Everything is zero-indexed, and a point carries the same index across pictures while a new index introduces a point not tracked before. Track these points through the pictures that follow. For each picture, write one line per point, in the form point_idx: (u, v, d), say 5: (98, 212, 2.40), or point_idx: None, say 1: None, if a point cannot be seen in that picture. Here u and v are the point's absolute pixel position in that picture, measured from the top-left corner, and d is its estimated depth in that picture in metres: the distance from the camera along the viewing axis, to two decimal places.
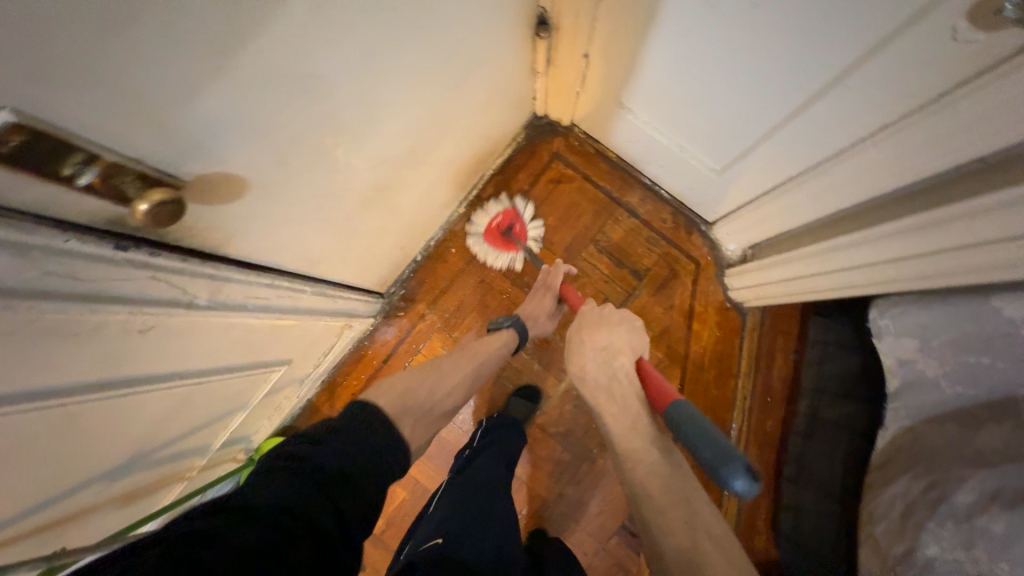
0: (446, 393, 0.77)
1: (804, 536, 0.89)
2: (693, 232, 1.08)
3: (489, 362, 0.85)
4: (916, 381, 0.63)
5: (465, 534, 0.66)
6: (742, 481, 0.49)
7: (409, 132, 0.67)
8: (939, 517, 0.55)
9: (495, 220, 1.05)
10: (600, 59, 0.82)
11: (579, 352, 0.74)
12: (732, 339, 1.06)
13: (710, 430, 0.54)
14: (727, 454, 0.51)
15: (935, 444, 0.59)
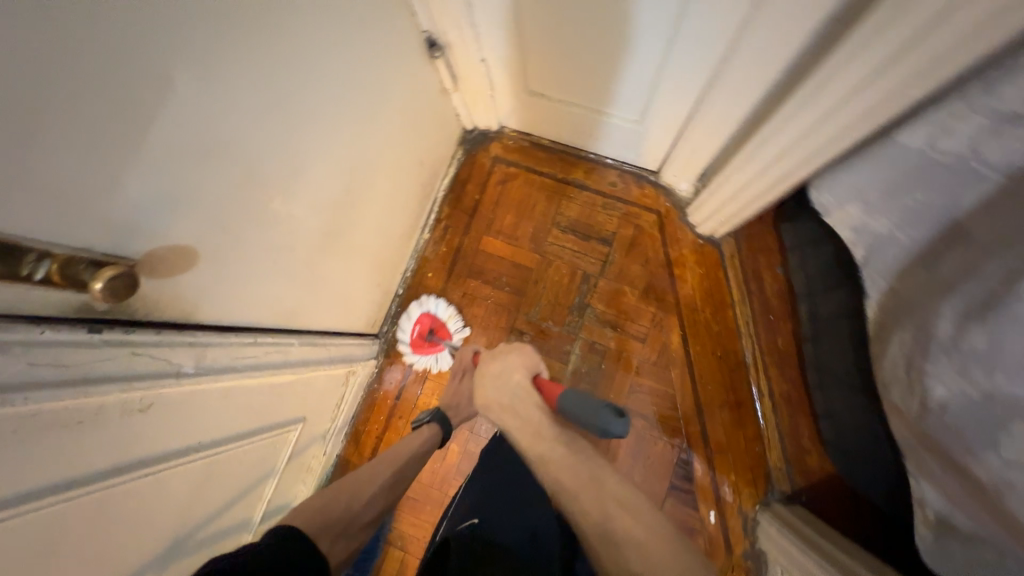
0: (365, 504, 0.74)
1: (848, 438, 0.85)
2: (645, 186, 1.11)
3: (409, 464, 0.82)
4: (875, 241, 0.64)
5: (492, 519, 0.77)
6: (621, 423, 0.71)
7: (340, 173, 0.73)
8: (933, 357, 0.53)
9: (414, 329, 1.07)
10: (496, 59, 0.89)
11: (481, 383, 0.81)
12: (715, 271, 1.07)
13: (587, 405, 0.72)
14: (598, 411, 0.71)
15: (910, 292, 0.59)
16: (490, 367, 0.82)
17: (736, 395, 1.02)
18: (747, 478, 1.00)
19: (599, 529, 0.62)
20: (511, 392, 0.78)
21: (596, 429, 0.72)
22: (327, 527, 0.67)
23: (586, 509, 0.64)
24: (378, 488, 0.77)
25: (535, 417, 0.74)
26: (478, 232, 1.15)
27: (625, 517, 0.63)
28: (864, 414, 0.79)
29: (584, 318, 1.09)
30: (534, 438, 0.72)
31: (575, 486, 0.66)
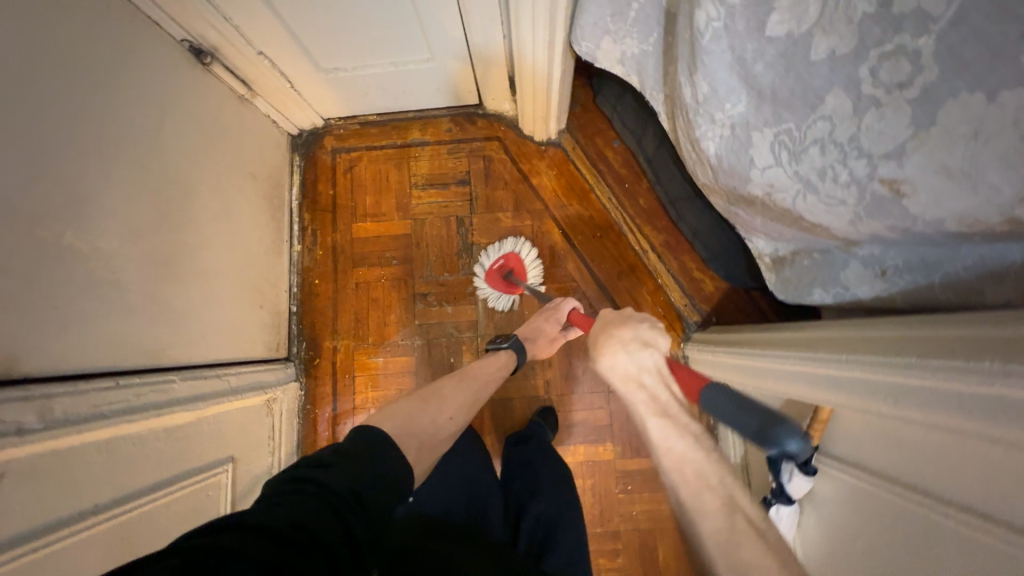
0: (448, 417, 0.70)
1: (711, 244, 0.94)
2: (477, 120, 1.17)
3: (484, 387, 0.79)
4: (637, 61, 0.72)
5: (435, 497, 0.81)
6: (798, 443, 0.47)
7: (145, 195, 0.71)
8: (695, 122, 0.60)
9: (494, 262, 1.09)
10: (274, 49, 0.90)
11: (605, 350, 0.64)
12: (566, 167, 1.15)
13: (745, 400, 0.51)
14: (773, 415, 0.49)
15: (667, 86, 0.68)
16: (626, 340, 0.64)
17: (627, 262, 1.11)
18: (664, 326, 1.09)
19: (722, 539, 0.47)
20: (644, 369, 0.61)
21: (750, 434, 0.50)
22: (410, 437, 0.61)
23: (709, 516, 0.49)
24: (455, 404, 0.72)
25: (664, 395, 0.59)
26: (346, 223, 1.15)
27: (750, 531, 0.48)
28: (711, 215, 0.88)
29: (474, 256, 1.13)
30: (663, 416, 0.57)
31: (693, 482, 0.52)
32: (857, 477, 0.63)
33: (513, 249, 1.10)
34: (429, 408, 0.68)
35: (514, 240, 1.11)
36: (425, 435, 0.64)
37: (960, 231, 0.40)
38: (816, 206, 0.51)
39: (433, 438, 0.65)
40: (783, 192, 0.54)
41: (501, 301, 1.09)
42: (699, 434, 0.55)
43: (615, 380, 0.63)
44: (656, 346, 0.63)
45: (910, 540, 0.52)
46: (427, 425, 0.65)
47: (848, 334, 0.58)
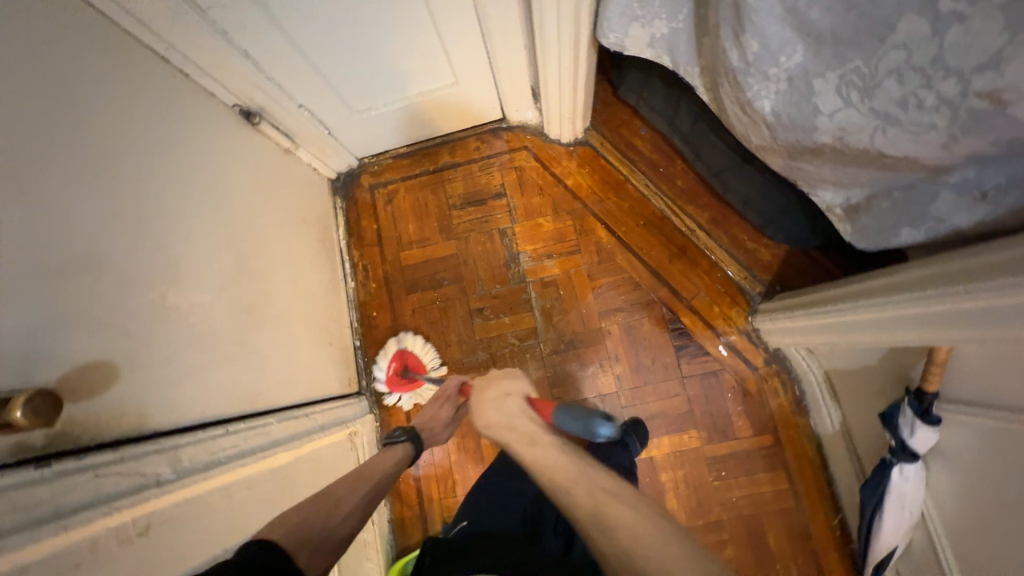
0: (348, 511, 0.56)
1: (767, 209, 0.92)
2: (502, 134, 1.20)
3: (381, 488, 0.65)
4: (669, 40, 0.73)
5: (488, 515, 0.82)
6: (605, 428, 0.65)
7: (223, 251, 0.75)
8: (748, 84, 0.60)
9: (388, 368, 1.09)
10: (310, 99, 0.95)
11: (478, 405, 0.67)
12: (597, 163, 1.16)
13: (576, 408, 0.65)
14: (589, 417, 0.64)
15: (707, 55, 0.68)
16: (504, 388, 0.70)
17: (677, 244, 1.10)
18: (728, 302, 1.07)
19: (590, 512, 0.48)
20: (511, 412, 0.64)
21: (581, 434, 0.65)
22: (302, 539, 0.49)
23: (581, 503, 0.49)
24: (359, 498, 0.59)
25: (528, 424, 0.63)
26: (394, 254, 1.19)
27: (611, 496, 0.49)
28: (764, 178, 0.86)
29: (522, 265, 1.14)
30: (529, 442, 0.59)
31: (565, 480, 0.52)
32: (986, 419, 0.59)
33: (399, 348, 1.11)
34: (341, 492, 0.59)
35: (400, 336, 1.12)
36: (321, 534, 0.51)
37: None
38: (899, 139, 0.50)
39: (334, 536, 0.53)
40: (856, 133, 0.53)
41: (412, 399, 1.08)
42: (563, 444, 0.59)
43: (494, 422, 0.65)
44: (518, 394, 0.68)
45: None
46: (323, 521, 0.53)
47: (947, 267, 0.56)
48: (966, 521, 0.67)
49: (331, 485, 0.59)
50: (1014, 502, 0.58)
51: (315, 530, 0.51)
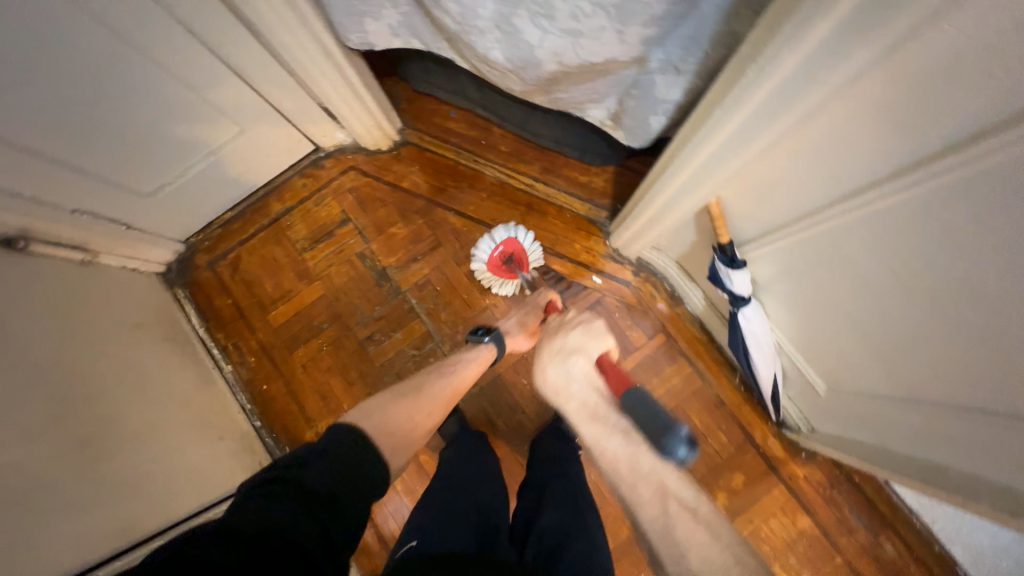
0: (422, 414, 0.74)
1: (571, 142, 1.02)
2: (323, 162, 1.18)
3: (462, 381, 0.84)
4: (407, 23, 0.76)
5: (440, 531, 0.71)
6: (683, 449, 0.57)
7: (31, 391, 0.67)
8: (473, 37, 0.64)
9: (495, 251, 1.06)
10: (86, 200, 0.87)
11: (539, 361, 0.75)
12: (424, 157, 1.18)
13: (658, 409, 0.61)
14: (671, 425, 0.58)
15: (438, 27, 0.71)
16: (569, 346, 0.74)
17: (523, 203, 1.16)
18: (585, 235, 1.14)
19: (659, 526, 0.55)
20: (571, 377, 0.70)
21: (648, 440, 0.60)
22: (383, 433, 0.67)
23: (646, 504, 0.57)
24: (435, 399, 0.78)
25: (591, 399, 0.68)
26: (261, 319, 1.12)
27: (683, 514, 0.55)
28: (551, 118, 0.97)
29: (392, 278, 1.13)
30: (595, 420, 0.65)
31: (629, 475, 0.59)
32: (768, 242, 0.70)
33: (511, 233, 1.08)
34: (424, 401, 0.76)
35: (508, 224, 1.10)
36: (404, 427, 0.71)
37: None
38: (592, 46, 0.57)
39: (410, 437, 0.71)
40: (565, 52, 0.59)
41: (505, 288, 1.08)
42: (627, 432, 0.62)
43: (554, 383, 0.72)
44: (585, 356, 0.73)
45: (835, 239, 0.61)
46: (404, 420, 0.71)
47: (682, 138, 0.65)
48: (803, 329, 0.80)
49: (421, 384, 0.79)
50: (820, 296, 0.71)
51: (395, 426, 0.70)
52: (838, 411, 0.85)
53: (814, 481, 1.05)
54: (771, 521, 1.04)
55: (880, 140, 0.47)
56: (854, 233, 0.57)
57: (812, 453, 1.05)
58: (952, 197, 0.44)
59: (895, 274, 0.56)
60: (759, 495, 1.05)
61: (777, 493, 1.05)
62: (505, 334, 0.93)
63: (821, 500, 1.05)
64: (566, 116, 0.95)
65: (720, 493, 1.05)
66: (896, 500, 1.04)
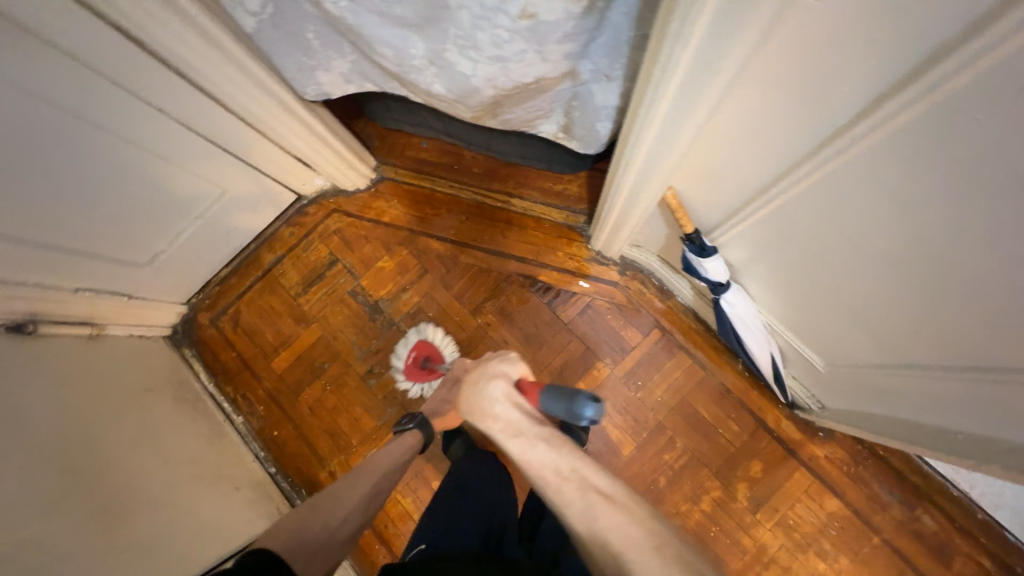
0: (344, 517, 0.68)
1: (535, 156, 1.04)
2: (306, 209, 1.23)
3: (387, 474, 0.79)
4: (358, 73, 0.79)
5: (448, 533, 0.75)
6: (593, 406, 0.68)
7: (45, 466, 0.70)
8: (413, 74, 0.67)
9: (408, 356, 1.08)
10: (86, 277, 0.93)
11: (462, 395, 0.76)
12: (400, 189, 1.22)
13: (561, 389, 0.70)
14: (574, 395, 0.69)
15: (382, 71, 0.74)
16: (490, 372, 0.75)
17: (501, 220, 1.18)
18: (566, 242, 1.15)
19: (582, 515, 0.57)
20: (494, 400, 0.72)
21: (564, 415, 0.70)
22: (298, 548, 0.60)
23: (571, 501, 0.59)
24: (355, 501, 0.71)
25: (513, 417, 0.69)
26: (264, 367, 1.16)
27: (603, 500, 0.57)
28: (510, 136, 1.00)
29: (385, 310, 1.16)
30: (517, 436, 0.66)
31: (552, 480, 0.61)
32: (731, 226, 0.70)
33: (421, 334, 1.10)
34: (344, 499, 0.70)
35: (420, 326, 1.11)
36: (314, 544, 0.62)
37: (586, 8, 0.49)
38: (519, 68, 0.59)
39: (330, 548, 0.63)
40: (498, 76, 0.62)
41: (429, 391, 1.06)
42: (548, 438, 0.65)
43: (479, 407, 0.72)
44: (502, 379, 0.74)
45: (793, 214, 0.60)
46: (320, 528, 0.64)
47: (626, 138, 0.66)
48: (788, 305, 0.79)
49: (333, 488, 0.71)
50: (793, 272, 0.70)
51: (309, 535, 0.62)
52: (840, 384, 0.83)
53: (837, 460, 1.01)
54: (798, 506, 1.00)
55: (796, 115, 0.48)
56: (807, 206, 0.57)
57: (829, 431, 1.02)
58: (887, 155, 0.44)
59: (856, 242, 0.56)
60: (780, 481, 1.02)
61: (798, 477, 1.01)
62: (430, 418, 0.91)
63: (848, 479, 1.01)
64: (523, 133, 0.98)
65: (739, 483, 1.02)
66: (928, 469, 0.99)
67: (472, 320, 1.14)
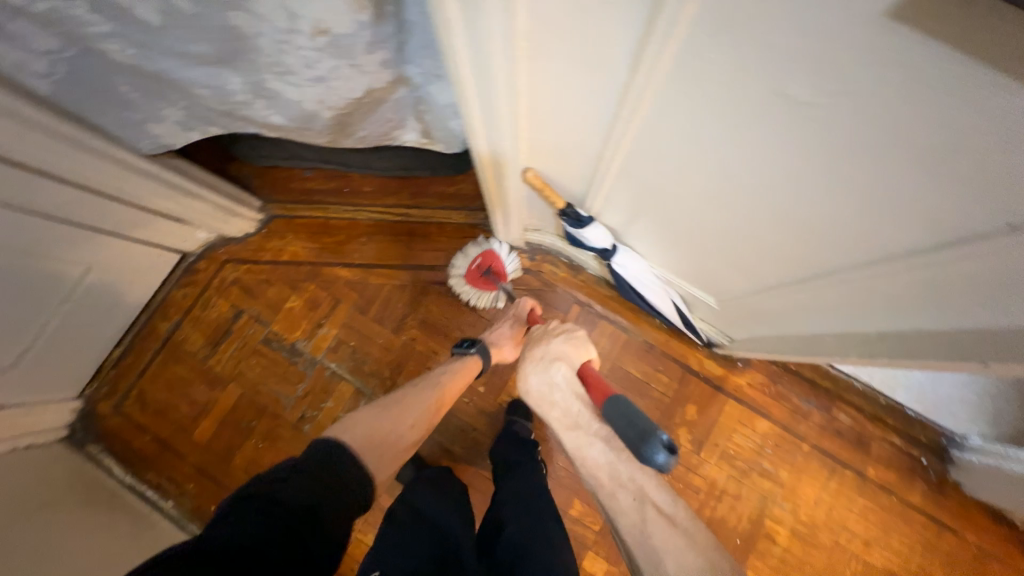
0: (410, 424, 0.76)
1: (418, 165, 1.03)
2: (195, 266, 1.15)
3: (450, 389, 0.85)
4: (196, 123, 0.74)
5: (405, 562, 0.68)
6: (662, 453, 0.58)
7: None
8: (243, 104, 0.64)
9: (473, 262, 1.10)
10: None
11: (521, 369, 0.76)
12: (294, 224, 1.17)
13: (631, 415, 0.62)
14: (650, 430, 0.60)
15: (216, 115, 0.70)
16: (555, 351, 0.76)
17: (404, 233, 1.17)
18: (473, 240, 1.16)
19: (637, 532, 0.58)
20: (554, 385, 0.71)
21: (630, 443, 0.61)
22: (368, 446, 0.68)
23: (625, 512, 0.60)
24: (419, 409, 0.79)
25: (573, 408, 0.69)
26: (186, 442, 1.08)
27: (660, 519, 0.58)
28: (386, 152, 0.98)
29: (305, 351, 1.11)
30: (575, 429, 0.68)
31: (608, 483, 0.62)
32: (595, 196, 0.73)
33: (489, 245, 1.11)
34: (409, 410, 0.78)
35: (483, 239, 1.13)
36: (384, 440, 0.71)
37: (375, 16, 0.49)
38: (343, 82, 0.58)
39: (395, 447, 0.72)
40: (328, 94, 0.61)
41: (490, 298, 1.10)
42: (609, 437, 0.65)
43: (536, 388, 0.73)
44: (566, 362, 0.74)
45: (637, 179, 0.64)
46: (389, 432, 0.72)
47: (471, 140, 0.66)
48: (671, 257, 0.84)
49: (400, 396, 0.79)
50: (661, 225, 0.75)
51: (379, 436, 0.71)
52: (738, 316, 0.89)
53: (758, 384, 1.10)
54: (734, 436, 1.08)
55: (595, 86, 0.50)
56: (642, 162, 0.58)
57: (746, 360, 1.09)
58: (667, 107, 0.45)
59: (688, 191, 0.60)
60: (714, 416, 1.08)
61: (729, 409, 1.09)
62: (490, 346, 0.92)
63: (771, 399, 1.09)
64: (397, 148, 0.97)
65: (680, 429, 1.08)
66: (835, 372, 1.09)
67: (397, 338, 1.13)
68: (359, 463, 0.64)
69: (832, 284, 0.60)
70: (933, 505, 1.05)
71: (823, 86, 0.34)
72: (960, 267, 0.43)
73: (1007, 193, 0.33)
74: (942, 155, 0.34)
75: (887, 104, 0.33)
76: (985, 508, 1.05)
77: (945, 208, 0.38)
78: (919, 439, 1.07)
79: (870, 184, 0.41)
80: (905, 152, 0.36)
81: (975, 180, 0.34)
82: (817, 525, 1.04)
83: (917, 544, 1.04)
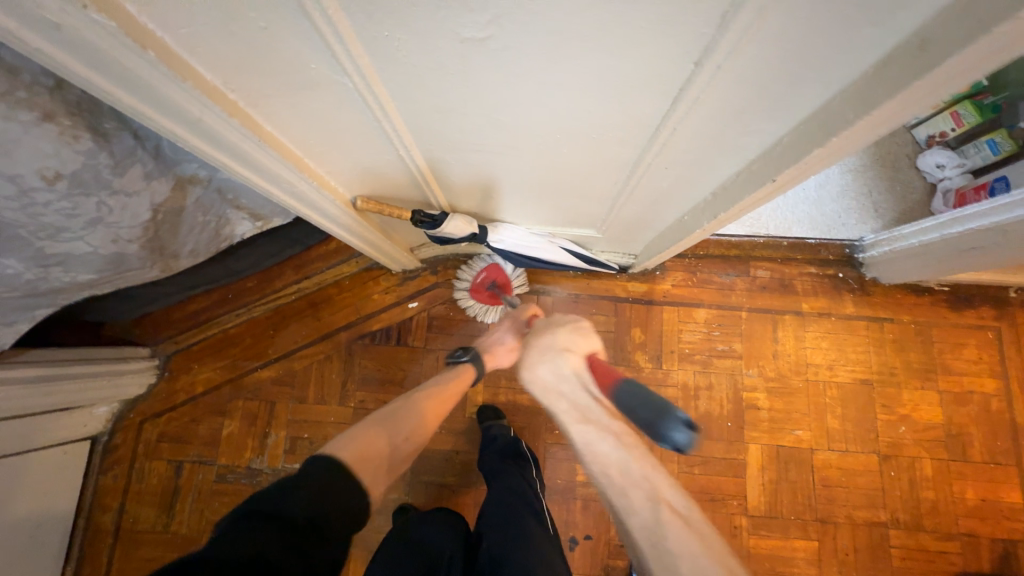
0: (403, 437, 0.71)
1: (281, 245, 1.00)
2: (112, 444, 1.07)
3: (441, 397, 0.81)
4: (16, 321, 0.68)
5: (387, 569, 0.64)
6: (683, 431, 0.53)
7: None
8: (41, 279, 0.60)
9: (478, 277, 1.07)
10: None
11: (527, 355, 0.68)
12: (194, 355, 1.12)
13: (651, 397, 0.57)
14: (667, 411, 0.55)
15: (28, 302, 0.66)
16: (558, 341, 0.67)
17: (307, 307, 1.14)
18: (374, 284, 1.15)
19: (650, 535, 0.52)
20: (562, 377, 0.63)
21: (647, 430, 0.57)
22: (364, 457, 0.62)
23: (637, 512, 0.53)
24: (411, 422, 0.74)
25: (582, 400, 0.62)
26: None
27: (675, 521, 0.51)
28: (241, 248, 0.94)
29: (262, 466, 1.07)
30: (586, 422, 0.59)
31: (619, 480, 0.55)
32: (434, 191, 0.74)
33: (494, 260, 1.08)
34: (402, 422, 0.73)
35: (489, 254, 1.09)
36: (379, 453, 0.65)
37: (97, 138, 0.50)
38: (121, 207, 0.57)
39: (387, 459, 0.66)
40: (114, 224, 0.59)
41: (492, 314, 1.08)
42: (620, 431, 0.57)
43: (544, 377, 0.65)
44: (575, 354, 0.66)
45: (448, 163, 0.64)
46: (383, 444, 0.67)
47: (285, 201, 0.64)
48: (538, 215, 0.86)
49: (390, 413, 0.74)
50: (510, 194, 0.76)
51: (374, 452, 0.65)
52: (628, 234, 0.92)
53: (680, 282, 1.15)
54: (683, 336, 1.13)
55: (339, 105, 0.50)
56: (435, 145, 0.58)
57: (660, 267, 1.15)
58: (403, 93, 0.47)
59: (492, 155, 0.61)
60: (658, 327, 1.13)
61: (668, 315, 1.14)
62: (484, 353, 0.88)
63: (697, 288, 1.15)
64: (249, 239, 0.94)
65: (635, 355, 1.12)
66: (735, 239, 1.16)
67: (346, 409, 1.10)
68: (357, 479, 0.58)
69: (655, 176, 0.62)
70: (866, 307, 1.14)
71: (478, 19, 0.36)
72: (706, 115, 0.46)
73: (659, 41, 0.37)
74: (603, 29, 0.36)
75: (530, 15, 0.35)
76: (907, 288, 1.15)
77: (648, 74, 0.41)
78: (830, 259, 1.16)
79: (592, 82, 0.43)
80: (581, 46, 0.38)
81: (631, 39, 0.37)
82: (785, 374, 1.12)
83: (870, 346, 1.13)
